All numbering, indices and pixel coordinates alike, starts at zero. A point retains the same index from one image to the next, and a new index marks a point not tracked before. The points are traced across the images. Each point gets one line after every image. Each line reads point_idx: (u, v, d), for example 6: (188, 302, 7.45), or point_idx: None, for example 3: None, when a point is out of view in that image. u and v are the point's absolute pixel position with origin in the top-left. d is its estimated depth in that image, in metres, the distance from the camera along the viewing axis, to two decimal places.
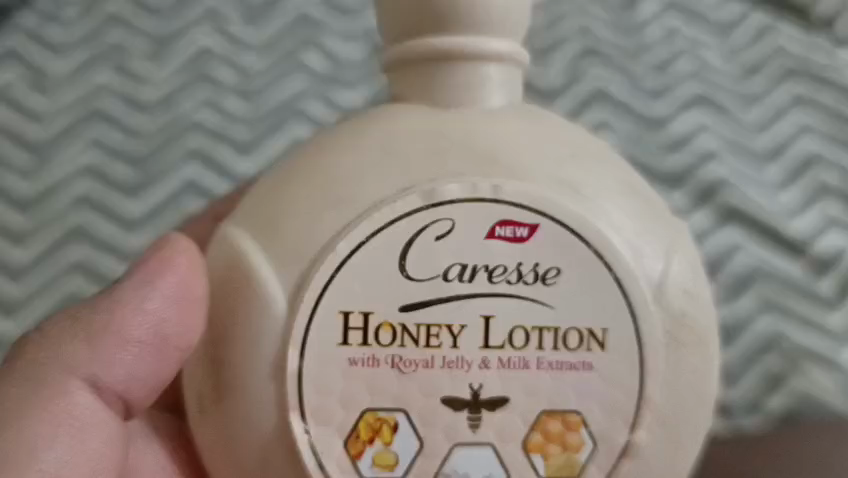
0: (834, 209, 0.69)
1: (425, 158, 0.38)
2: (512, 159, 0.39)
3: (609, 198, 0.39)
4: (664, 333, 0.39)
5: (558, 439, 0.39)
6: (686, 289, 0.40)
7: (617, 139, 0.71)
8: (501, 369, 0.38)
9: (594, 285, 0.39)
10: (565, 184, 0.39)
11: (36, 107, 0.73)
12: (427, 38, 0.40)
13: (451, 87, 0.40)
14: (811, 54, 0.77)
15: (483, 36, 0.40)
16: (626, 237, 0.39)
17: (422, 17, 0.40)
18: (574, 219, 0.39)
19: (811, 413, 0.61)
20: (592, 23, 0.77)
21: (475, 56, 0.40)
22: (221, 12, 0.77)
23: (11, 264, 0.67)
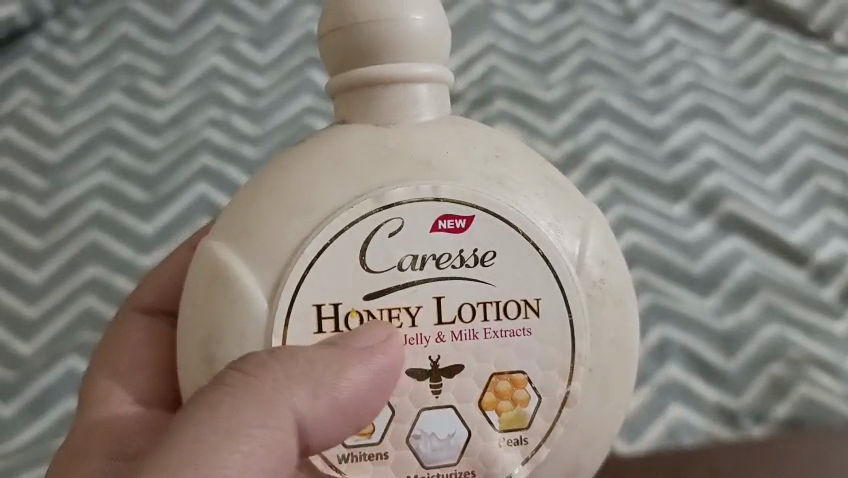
0: (835, 216, 0.69)
1: (369, 165, 0.38)
2: (446, 159, 0.39)
3: (532, 187, 0.40)
4: (587, 298, 0.39)
5: (509, 395, 0.39)
6: (602, 261, 0.40)
7: (619, 149, 0.72)
8: (459, 343, 0.38)
9: (527, 269, 0.39)
10: (491, 178, 0.39)
11: (47, 129, 0.74)
12: (364, 65, 0.40)
13: (388, 107, 0.40)
14: (809, 61, 0.78)
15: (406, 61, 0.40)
16: (551, 220, 0.39)
17: (351, 51, 0.40)
18: (508, 213, 0.39)
19: (816, 418, 0.59)
20: (592, 35, 0.78)
21: (404, 77, 0.40)
22: (229, 30, 0.79)
23: (24, 284, 0.68)
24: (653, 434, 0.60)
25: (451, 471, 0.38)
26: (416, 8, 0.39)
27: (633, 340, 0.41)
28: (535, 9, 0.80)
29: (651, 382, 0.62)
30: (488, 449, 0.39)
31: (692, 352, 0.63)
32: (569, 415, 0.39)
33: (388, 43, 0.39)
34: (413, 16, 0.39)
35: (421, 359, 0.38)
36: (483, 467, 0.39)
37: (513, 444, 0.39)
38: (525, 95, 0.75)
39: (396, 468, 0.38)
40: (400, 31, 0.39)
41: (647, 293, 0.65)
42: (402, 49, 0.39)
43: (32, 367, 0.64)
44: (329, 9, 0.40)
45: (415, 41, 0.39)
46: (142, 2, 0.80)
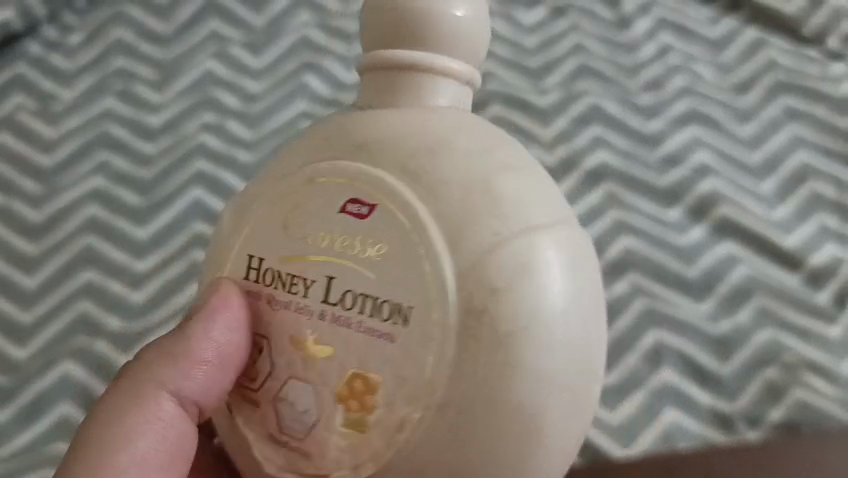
0: (829, 221, 0.69)
1: (329, 137, 0.42)
2: (372, 143, 0.41)
3: (447, 191, 0.39)
4: (458, 320, 0.37)
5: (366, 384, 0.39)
6: (498, 285, 0.37)
7: (614, 153, 0.73)
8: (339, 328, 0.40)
9: (407, 272, 0.38)
10: (406, 172, 0.39)
11: (41, 133, 0.74)
12: (390, 47, 0.42)
13: (386, 90, 0.43)
14: (802, 66, 0.79)
15: (418, 54, 0.42)
16: (448, 227, 0.38)
17: (387, 32, 0.42)
18: (401, 207, 0.39)
19: (811, 423, 0.59)
20: (585, 40, 0.80)
21: (405, 66, 0.42)
22: (224, 34, 0.80)
23: (19, 289, 0.67)
24: (650, 438, 0.59)
25: (293, 445, 0.40)
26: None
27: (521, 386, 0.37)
28: (530, 15, 0.82)
29: (646, 387, 0.61)
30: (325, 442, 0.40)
31: (686, 356, 0.62)
32: (407, 440, 0.38)
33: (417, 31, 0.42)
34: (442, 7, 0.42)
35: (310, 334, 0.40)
36: (317, 456, 0.40)
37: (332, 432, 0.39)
38: (519, 100, 0.76)
39: (261, 421, 0.42)
40: (425, 17, 0.41)
41: (640, 299, 0.65)
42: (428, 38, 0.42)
43: (27, 371, 0.63)
44: None
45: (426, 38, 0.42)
46: (137, 8, 0.81)
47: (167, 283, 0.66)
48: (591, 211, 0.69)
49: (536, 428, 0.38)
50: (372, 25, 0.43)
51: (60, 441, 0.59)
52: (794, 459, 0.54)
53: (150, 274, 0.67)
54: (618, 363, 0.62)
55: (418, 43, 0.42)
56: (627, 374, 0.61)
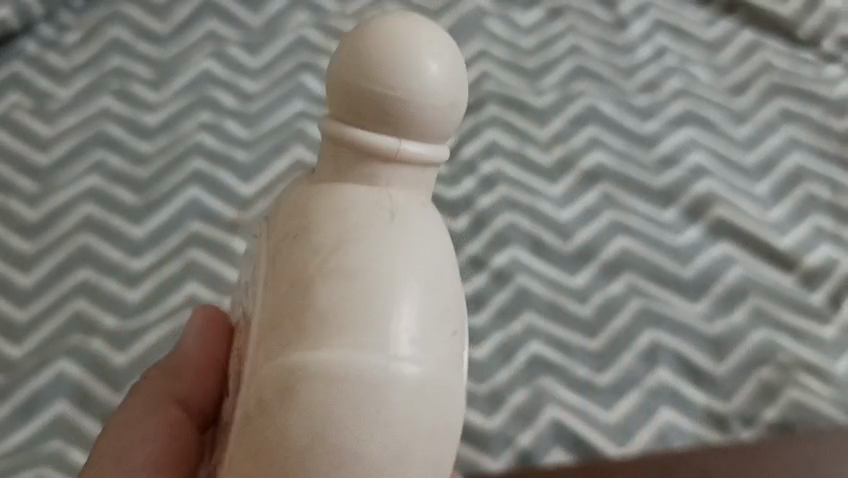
0: (823, 223, 0.70)
1: (291, 191, 0.36)
2: (283, 211, 0.34)
3: (290, 273, 0.31)
4: (244, 427, 0.29)
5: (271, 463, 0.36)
6: (275, 390, 0.28)
7: (610, 153, 0.73)
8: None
9: (248, 363, 0.31)
10: (280, 249, 0.32)
11: (36, 132, 0.74)
12: (342, 118, 0.33)
13: (330, 162, 0.33)
14: (797, 68, 0.79)
15: (361, 134, 0.32)
16: (274, 319, 0.30)
17: (339, 100, 0.32)
18: (264, 290, 0.32)
19: (805, 423, 0.59)
20: (582, 41, 0.81)
21: (342, 142, 0.32)
22: (221, 34, 0.81)
23: (13, 288, 0.66)
24: (647, 436, 0.59)
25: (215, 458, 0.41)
26: (415, 59, 0.32)
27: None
28: (526, 17, 0.83)
29: (642, 387, 0.61)
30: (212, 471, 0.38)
31: (682, 356, 0.63)
32: None
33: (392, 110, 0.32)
34: (422, 73, 0.32)
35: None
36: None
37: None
38: (516, 100, 0.76)
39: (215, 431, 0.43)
40: (376, 98, 0.32)
41: (636, 298, 0.65)
42: (409, 118, 0.32)
43: (22, 370, 0.61)
44: (361, 39, 0.32)
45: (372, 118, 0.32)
46: (134, 10, 0.82)
47: (164, 283, 0.66)
48: (588, 211, 0.70)
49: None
50: (333, 85, 0.33)
51: (56, 441, 0.58)
52: (793, 455, 0.54)
53: (147, 273, 0.66)
54: (614, 362, 0.62)
55: (385, 124, 0.32)
56: (623, 374, 0.62)
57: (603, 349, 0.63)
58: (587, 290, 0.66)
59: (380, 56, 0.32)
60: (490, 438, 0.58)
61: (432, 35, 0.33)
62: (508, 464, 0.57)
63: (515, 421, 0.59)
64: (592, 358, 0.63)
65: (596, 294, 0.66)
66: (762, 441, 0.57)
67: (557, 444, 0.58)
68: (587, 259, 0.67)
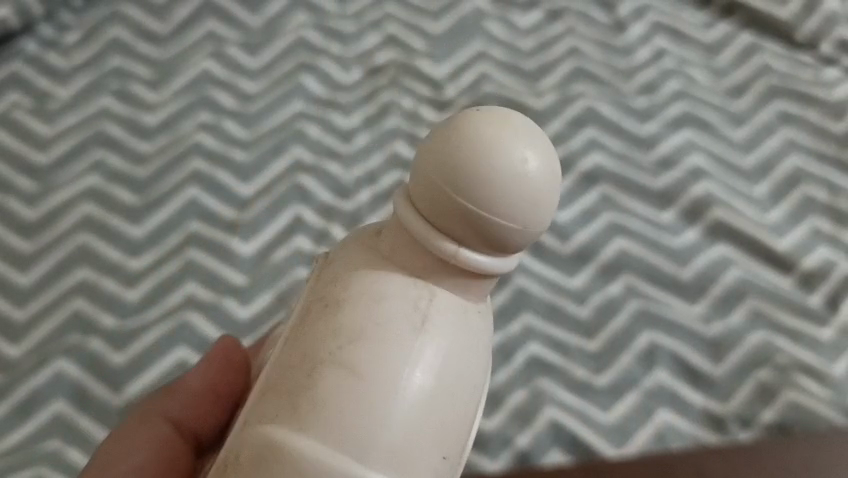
0: (821, 225, 0.70)
1: (352, 238, 0.35)
2: (334, 268, 0.33)
3: (309, 344, 0.31)
4: (228, 463, 0.31)
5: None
6: (261, 453, 0.29)
7: (608, 155, 0.73)
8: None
9: (253, 402, 0.32)
10: (312, 308, 0.32)
11: (35, 131, 0.74)
12: (427, 208, 0.31)
13: (401, 246, 0.32)
14: (795, 71, 0.80)
15: (442, 241, 0.31)
16: (286, 383, 0.31)
17: (430, 194, 0.31)
18: (286, 344, 0.32)
19: (803, 424, 0.59)
20: (581, 43, 0.81)
21: (422, 238, 0.31)
22: (221, 35, 0.81)
23: (12, 287, 0.66)
24: (645, 437, 0.59)
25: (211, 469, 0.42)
26: (521, 177, 0.30)
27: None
28: (524, 19, 0.83)
29: (640, 387, 0.61)
30: None
31: (680, 357, 0.63)
32: None
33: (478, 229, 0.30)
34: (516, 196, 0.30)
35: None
36: None
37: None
38: (515, 101, 0.76)
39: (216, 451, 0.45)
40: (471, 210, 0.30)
41: (634, 299, 0.65)
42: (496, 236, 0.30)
43: (21, 370, 0.61)
44: (470, 136, 0.30)
45: (460, 227, 0.30)
46: (134, 10, 0.82)
47: (163, 283, 0.66)
48: (588, 212, 0.70)
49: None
50: (424, 169, 0.31)
51: (54, 440, 0.58)
52: (790, 454, 0.54)
53: (147, 272, 0.66)
54: (612, 363, 0.63)
55: (470, 235, 0.31)
56: (621, 375, 0.62)
57: (601, 349, 0.63)
58: (585, 291, 0.66)
59: (478, 162, 0.30)
60: (488, 439, 0.58)
61: (534, 142, 0.31)
62: (506, 464, 0.57)
63: (513, 421, 0.59)
64: (590, 358, 0.63)
65: (595, 294, 0.66)
66: (761, 441, 0.57)
67: (555, 445, 0.59)
68: (587, 260, 0.68)
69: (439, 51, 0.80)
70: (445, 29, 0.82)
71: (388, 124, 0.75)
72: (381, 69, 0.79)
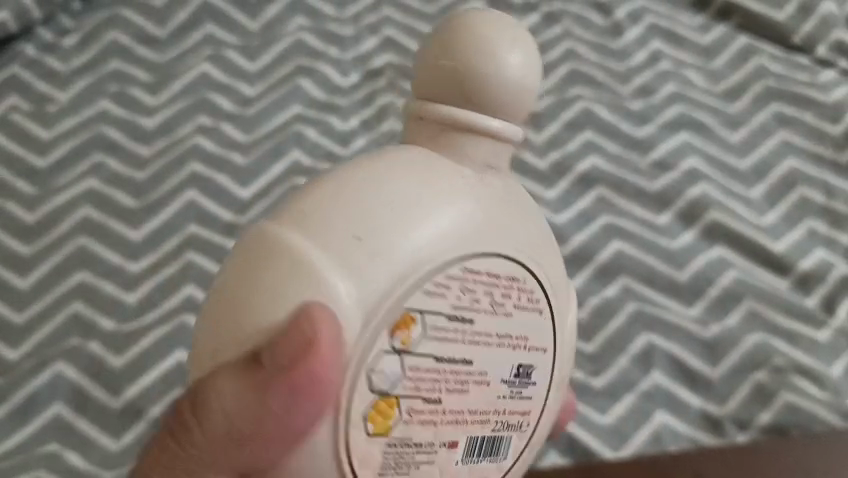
0: (818, 226, 0.70)
1: None
2: None
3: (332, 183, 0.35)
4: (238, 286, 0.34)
5: (392, 407, 0.33)
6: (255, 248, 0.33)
7: (605, 157, 0.74)
8: (415, 382, 0.33)
9: None
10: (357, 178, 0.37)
11: (34, 134, 0.74)
12: (426, 84, 0.36)
13: (416, 134, 0.36)
14: (792, 73, 0.80)
15: (440, 106, 0.35)
16: None
17: (432, 65, 0.35)
18: None
19: (802, 426, 0.59)
20: (577, 46, 0.81)
21: (424, 108, 0.35)
22: (220, 38, 0.81)
23: (11, 290, 0.66)
24: (642, 438, 0.59)
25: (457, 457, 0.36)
26: (496, 40, 0.35)
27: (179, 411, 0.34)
28: (522, 22, 0.83)
29: (638, 389, 0.62)
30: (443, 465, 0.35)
31: (679, 360, 0.63)
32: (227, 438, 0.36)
33: (466, 91, 0.34)
34: (495, 64, 0.34)
35: (431, 366, 0.33)
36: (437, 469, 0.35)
37: (397, 444, 0.33)
38: None
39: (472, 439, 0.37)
40: (464, 66, 0.34)
41: (633, 301, 0.66)
42: (484, 98, 0.35)
43: (20, 371, 0.61)
44: (461, 19, 0.36)
45: (452, 86, 0.35)
46: (133, 12, 0.82)
47: (161, 285, 0.66)
48: (587, 213, 0.70)
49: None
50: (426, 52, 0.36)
51: (53, 442, 0.58)
52: (786, 459, 0.54)
53: (145, 275, 0.67)
54: (610, 363, 0.63)
55: (470, 96, 0.35)
56: (619, 376, 0.62)
57: (599, 350, 0.63)
58: (583, 293, 0.66)
59: (468, 29, 0.35)
60: None
61: (507, 29, 0.35)
62: None
63: None
64: (589, 361, 0.63)
65: (593, 297, 0.66)
66: (757, 443, 0.57)
67: (554, 447, 0.59)
68: (585, 261, 0.68)
69: None
70: None
71: (387, 126, 0.75)
72: (379, 71, 0.79)
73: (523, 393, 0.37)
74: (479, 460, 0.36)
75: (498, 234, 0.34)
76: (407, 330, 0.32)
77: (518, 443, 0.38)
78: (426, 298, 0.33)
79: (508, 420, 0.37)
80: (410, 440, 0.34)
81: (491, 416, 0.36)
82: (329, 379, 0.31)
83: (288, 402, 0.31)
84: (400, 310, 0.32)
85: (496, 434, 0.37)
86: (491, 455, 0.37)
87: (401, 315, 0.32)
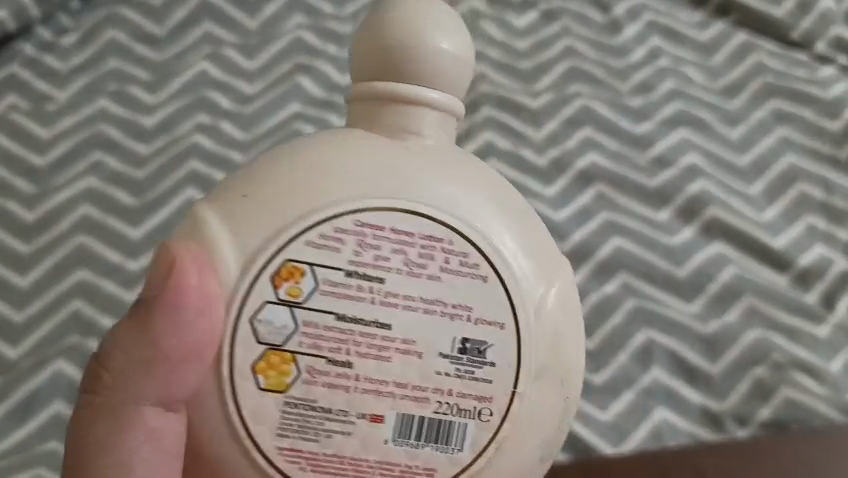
0: (817, 223, 0.70)
1: None
2: None
3: None
4: None
5: (287, 365, 0.36)
6: None
7: (605, 154, 0.74)
8: (313, 339, 0.36)
9: None
10: None
11: (33, 132, 0.74)
12: (365, 63, 0.40)
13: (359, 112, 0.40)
14: (791, 70, 0.80)
15: (373, 80, 0.39)
16: None
17: (366, 45, 0.39)
18: None
19: (800, 421, 0.60)
20: (575, 42, 0.81)
21: (362, 86, 0.40)
22: (219, 37, 0.81)
23: (12, 289, 0.66)
24: (640, 436, 0.60)
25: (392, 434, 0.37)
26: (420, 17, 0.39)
27: (76, 420, 0.37)
28: (521, 19, 0.83)
29: (639, 386, 0.62)
30: (368, 438, 0.37)
31: (678, 356, 0.63)
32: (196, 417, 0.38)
33: (391, 63, 0.38)
34: (422, 40, 0.38)
35: (333, 324, 0.36)
36: (353, 444, 0.36)
37: (297, 403, 0.36)
38: (512, 102, 0.76)
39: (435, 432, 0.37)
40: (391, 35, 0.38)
41: (632, 298, 0.66)
42: (402, 66, 0.38)
43: (22, 370, 0.61)
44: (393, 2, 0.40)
45: (379, 59, 0.39)
46: (132, 10, 0.81)
47: None
48: (586, 211, 0.70)
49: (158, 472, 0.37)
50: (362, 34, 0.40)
51: (54, 441, 0.59)
52: (787, 455, 0.54)
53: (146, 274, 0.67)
54: (610, 360, 0.63)
55: (392, 67, 0.39)
56: (618, 373, 0.62)
57: (601, 347, 0.63)
58: (582, 290, 0.66)
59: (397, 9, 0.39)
60: None
61: (436, 11, 0.39)
62: None
63: None
64: (590, 358, 0.63)
65: (593, 293, 0.66)
66: (760, 439, 0.57)
67: None
68: (585, 259, 0.68)
69: None
70: None
71: None
72: None
73: (474, 372, 0.38)
74: (423, 446, 0.37)
75: (413, 193, 0.37)
76: (295, 281, 0.37)
77: (478, 436, 0.38)
78: (315, 252, 0.37)
79: (459, 405, 0.37)
80: (313, 401, 0.36)
81: (432, 396, 0.37)
82: (211, 291, 0.36)
83: (175, 320, 0.35)
84: (280, 262, 0.36)
85: (443, 418, 0.37)
86: (438, 442, 0.37)
87: (283, 268, 0.36)
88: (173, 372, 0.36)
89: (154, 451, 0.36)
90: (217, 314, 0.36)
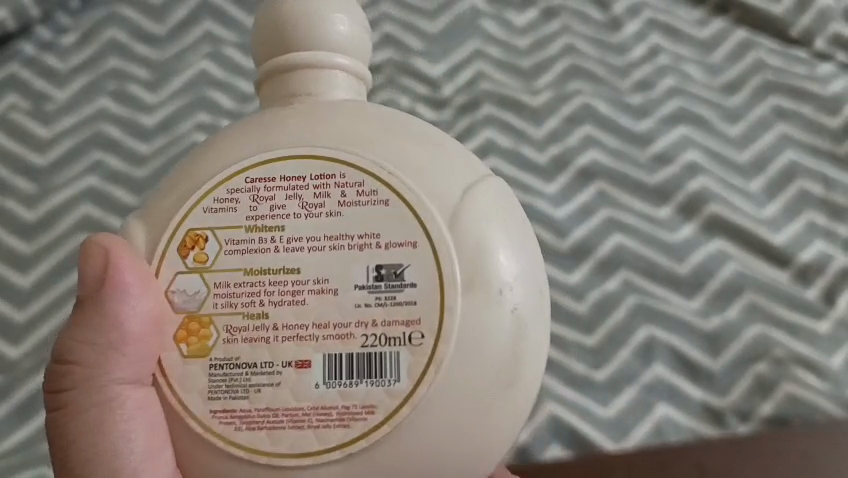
0: (816, 218, 0.71)
1: None
2: None
3: None
4: None
5: (204, 327, 0.40)
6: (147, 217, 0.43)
7: (605, 151, 0.74)
8: (227, 299, 0.40)
9: None
10: None
11: (34, 132, 0.74)
12: (272, 45, 0.44)
13: (271, 86, 0.44)
14: (790, 67, 0.80)
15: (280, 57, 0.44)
16: None
17: (268, 30, 0.44)
18: None
19: (802, 416, 0.60)
20: (575, 39, 0.81)
21: (272, 64, 0.44)
22: (220, 35, 0.81)
23: (13, 288, 0.67)
24: (641, 430, 0.60)
25: (329, 384, 0.39)
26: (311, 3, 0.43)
27: (57, 419, 0.42)
28: (521, 16, 0.83)
29: (640, 382, 0.62)
30: (296, 383, 0.39)
31: (679, 351, 0.63)
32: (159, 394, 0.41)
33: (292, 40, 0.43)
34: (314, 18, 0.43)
35: (242, 281, 0.40)
36: (285, 383, 0.39)
37: (222, 365, 0.40)
38: (511, 100, 0.76)
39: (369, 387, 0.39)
40: (288, 18, 0.43)
41: (633, 294, 0.66)
42: (301, 38, 0.43)
43: (23, 370, 0.62)
44: None
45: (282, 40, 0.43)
46: (132, 9, 0.81)
47: None
48: (587, 209, 0.70)
49: (133, 442, 0.40)
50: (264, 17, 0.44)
51: None
52: (790, 452, 0.55)
53: None
54: (610, 357, 0.63)
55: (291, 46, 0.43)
56: (620, 369, 0.63)
57: (598, 346, 0.64)
58: (582, 289, 0.66)
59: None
60: None
61: None
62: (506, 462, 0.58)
63: None
64: (590, 355, 0.63)
65: (594, 290, 0.66)
66: (762, 434, 0.58)
67: (555, 440, 0.59)
68: (584, 256, 0.68)
69: (436, 48, 0.80)
70: (442, 27, 0.81)
71: None
72: (379, 68, 0.78)
73: (395, 298, 0.39)
74: (357, 383, 0.39)
75: (304, 142, 0.41)
76: (199, 248, 0.41)
77: (411, 363, 0.39)
78: (214, 218, 0.41)
79: (386, 335, 0.39)
80: (236, 358, 0.40)
81: (356, 332, 0.39)
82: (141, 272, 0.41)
83: (117, 300, 0.40)
84: (184, 230, 0.41)
85: (373, 351, 0.39)
86: (372, 377, 0.39)
87: (185, 235, 0.41)
88: (124, 351, 0.40)
89: (126, 422, 0.41)
90: (152, 293, 0.40)
